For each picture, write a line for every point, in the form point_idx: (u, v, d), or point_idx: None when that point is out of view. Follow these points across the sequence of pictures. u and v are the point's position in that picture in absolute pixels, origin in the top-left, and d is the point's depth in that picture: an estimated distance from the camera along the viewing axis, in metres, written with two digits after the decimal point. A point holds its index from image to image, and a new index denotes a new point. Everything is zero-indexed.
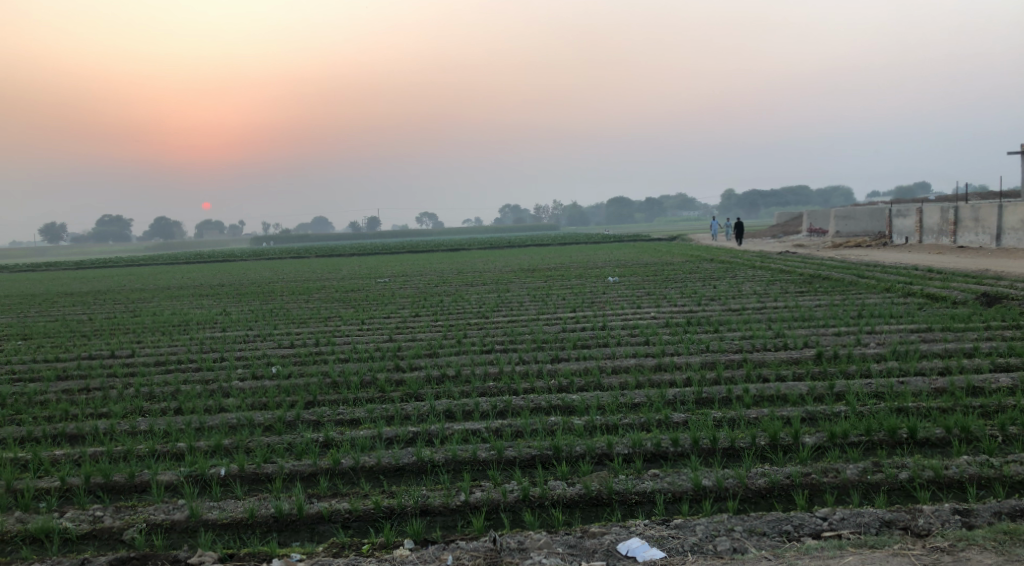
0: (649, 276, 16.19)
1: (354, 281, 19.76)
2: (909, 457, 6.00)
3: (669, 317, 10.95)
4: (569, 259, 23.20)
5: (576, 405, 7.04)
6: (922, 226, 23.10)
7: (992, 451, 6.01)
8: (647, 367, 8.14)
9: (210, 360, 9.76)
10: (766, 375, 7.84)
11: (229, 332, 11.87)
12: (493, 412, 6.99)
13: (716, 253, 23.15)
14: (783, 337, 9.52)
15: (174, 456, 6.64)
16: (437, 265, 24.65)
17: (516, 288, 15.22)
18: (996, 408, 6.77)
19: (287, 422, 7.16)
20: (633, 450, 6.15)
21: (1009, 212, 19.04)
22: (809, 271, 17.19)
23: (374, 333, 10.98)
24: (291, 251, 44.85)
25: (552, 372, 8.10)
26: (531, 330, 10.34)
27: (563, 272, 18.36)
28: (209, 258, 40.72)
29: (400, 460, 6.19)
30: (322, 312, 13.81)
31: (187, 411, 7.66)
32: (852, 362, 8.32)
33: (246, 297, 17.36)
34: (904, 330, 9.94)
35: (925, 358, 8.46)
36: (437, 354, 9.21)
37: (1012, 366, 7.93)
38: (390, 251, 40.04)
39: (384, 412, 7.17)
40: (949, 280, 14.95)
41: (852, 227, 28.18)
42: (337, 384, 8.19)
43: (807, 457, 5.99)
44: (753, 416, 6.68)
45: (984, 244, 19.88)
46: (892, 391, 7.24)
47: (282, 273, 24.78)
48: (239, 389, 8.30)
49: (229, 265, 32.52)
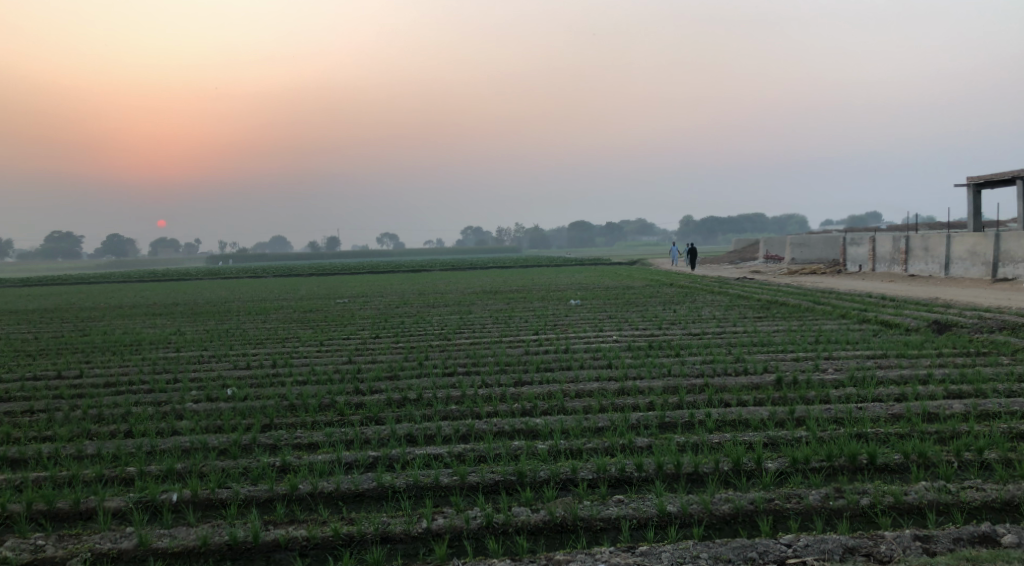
0: (611, 300, 16.20)
1: (313, 302, 19.48)
2: (870, 483, 6.02)
3: (631, 341, 10.94)
4: (530, 282, 23.19)
5: (539, 429, 6.97)
6: (874, 254, 23.50)
7: (949, 476, 6.06)
8: (610, 391, 8.09)
9: (162, 382, 9.49)
10: (727, 400, 7.84)
11: (182, 353, 11.57)
12: (455, 436, 6.88)
13: (675, 278, 23.28)
14: (743, 362, 9.55)
15: (123, 482, 6.42)
16: (396, 286, 24.44)
17: (478, 310, 15.12)
18: (952, 433, 6.84)
19: (242, 446, 6.98)
20: (597, 476, 6.09)
21: (957, 241, 19.47)
22: (767, 298, 17.36)
23: (334, 355, 10.79)
24: (247, 270, 44.30)
25: (515, 396, 8.01)
26: (493, 353, 10.24)
27: (524, 294, 18.30)
28: (163, 277, 39.92)
29: (360, 486, 6.04)
30: (279, 333, 13.56)
31: (137, 434, 7.43)
32: (811, 388, 8.35)
33: (201, 317, 17.00)
34: (860, 356, 10.04)
35: (882, 384, 8.53)
36: (398, 377, 9.06)
37: (965, 392, 8.04)
38: (350, 271, 39.70)
39: (343, 435, 7.02)
40: (902, 307, 15.19)
41: (807, 254, 28.60)
42: (295, 407, 8.01)
43: (770, 483, 5.97)
44: (716, 441, 6.67)
45: (934, 273, 20.27)
46: (851, 417, 7.28)
47: (238, 293, 24.37)
48: (193, 412, 8.08)
49: (183, 284, 31.99)
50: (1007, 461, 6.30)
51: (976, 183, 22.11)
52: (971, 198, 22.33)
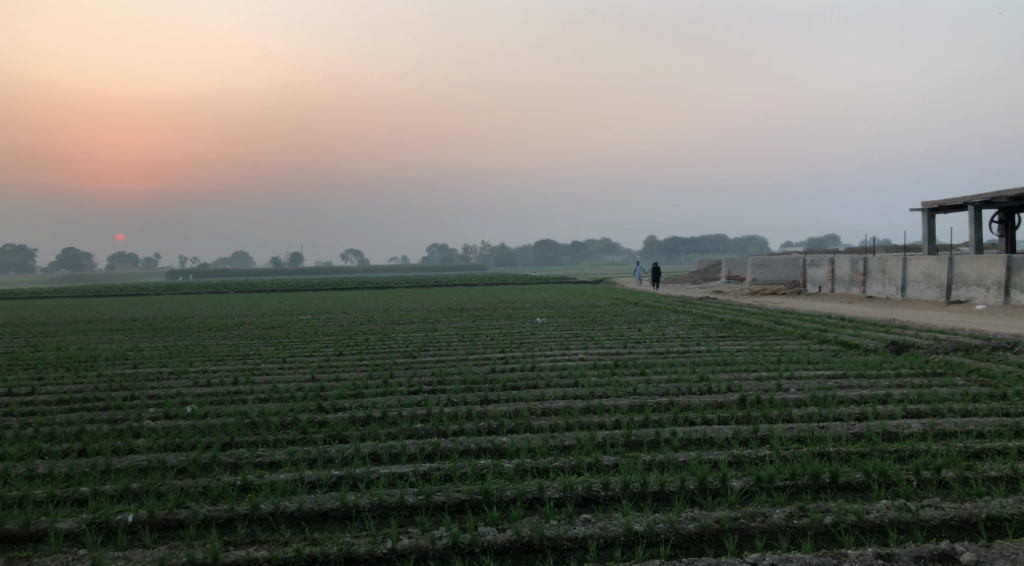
0: (576, 318, 16.22)
1: (275, 318, 19.24)
2: (833, 501, 6.06)
3: (596, 359, 10.95)
4: (495, 300, 23.15)
5: (506, 448, 6.93)
6: (833, 276, 23.85)
7: (910, 495, 6.13)
8: (576, 410, 8.07)
9: (119, 399, 9.29)
10: (692, 419, 7.87)
11: (140, 370, 11.34)
12: (420, 454, 6.81)
13: (639, 297, 23.39)
14: (707, 381, 9.60)
15: (76, 502, 6.25)
16: (360, 302, 24.24)
17: (443, 327, 15.05)
18: (911, 453, 6.93)
19: (202, 465, 6.84)
20: (564, 495, 6.06)
21: (913, 264, 19.85)
22: (730, 317, 17.51)
23: (296, 373, 10.65)
24: (208, 285, 43.72)
25: (482, 414, 7.97)
26: (459, 370, 10.17)
27: (490, 312, 18.26)
28: (120, 291, 39.21)
29: (323, 506, 5.95)
30: (241, 349, 13.35)
31: (93, 452, 7.25)
32: (774, 407, 8.41)
33: (160, 333, 16.72)
34: (821, 376, 10.16)
35: (843, 403, 8.63)
36: (363, 395, 8.96)
37: (923, 412, 8.16)
38: (313, 287, 39.36)
39: (306, 454, 6.92)
40: (861, 328, 15.41)
41: (767, 275, 28.94)
42: (256, 425, 7.88)
43: (735, 502, 5.99)
44: (681, 459, 6.68)
45: (891, 295, 20.62)
46: (813, 436, 7.34)
47: (197, 309, 23.97)
48: (151, 430, 7.91)
49: (140, 299, 31.45)
50: (964, 479, 6.40)
51: (931, 207, 22.60)
52: (926, 222, 22.81)
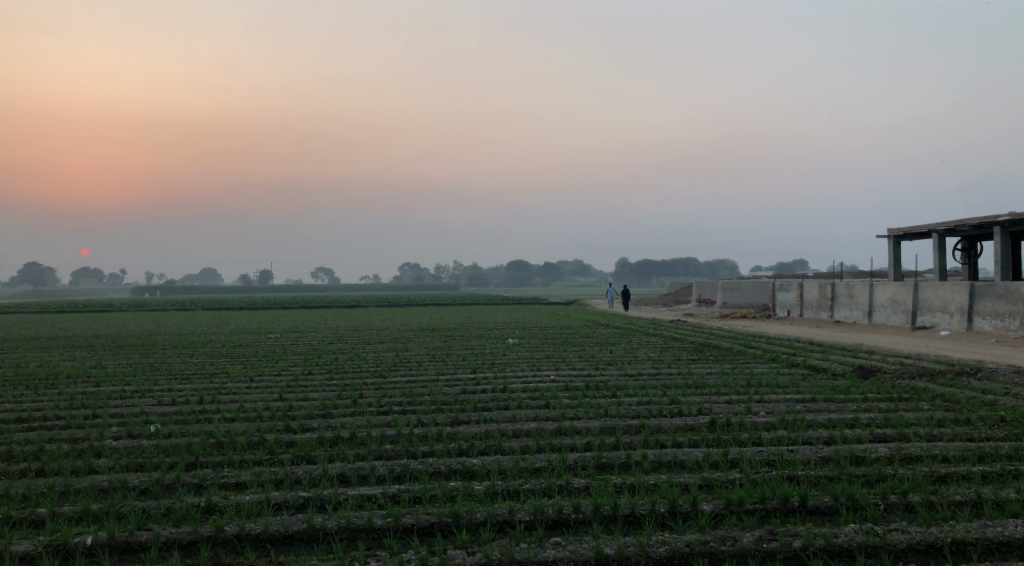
0: (548, 340, 16.18)
1: (243, 337, 18.98)
2: (802, 525, 6.07)
3: (568, 381, 10.93)
4: (466, 320, 23.07)
5: (476, 469, 6.87)
6: (802, 301, 24.08)
7: (877, 519, 6.16)
8: (547, 432, 8.03)
9: (81, 418, 9.09)
10: (663, 442, 7.86)
11: (103, 388, 11.12)
12: (389, 476, 6.73)
13: (611, 320, 23.43)
14: (678, 404, 9.61)
15: (33, 524, 6.10)
16: (330, 322, 24.01)
17: (414, 347, 14.94)
18: (878, 477, 6.97)
19: (165, 485, 6.71)
20: (534, 517, 6.01)
21: (879, 289, 20.11)
22: (700, 340, 17.59)
23: (264, 392, 10.49)
24: (176, 303, 43.22)
25: (452, 435, 7.91)
26: (430, 391, 10.10)
27: (461, 332, 18.18)
28: (85, 307, 38.58)
29: (290, 528, 5.85)
30: (207, 368, 13.14)
31: (51, 473, 7.08)
32: (744, 430, 8.44)
33: (125, 351, 16.42)
34: (790, 400, 10.21)
35: (811, 427, 8.67)
36: (331, 415, 8.85)
37: (889, 436, 8.23)
38: (282, 305, 39.08)
39: (272, 475, 6.81)
40: (829, 352, 15.54)
41: (737, 299, 29.15)
42: (222, 445, 7.76)
43: (705, 525, 5.98)
44: (652, 482, 6.67)
45: (858, 319, 20.84)
46: (782, 459, 7.37)
47: (164, 326, 23.62)
48: (113, 449, 7.75)
49: (103, 316, 30.93)
50: (930, 503, 6.44)
51: (896, 234, 22.94)
52: (892, 248, 23.14)
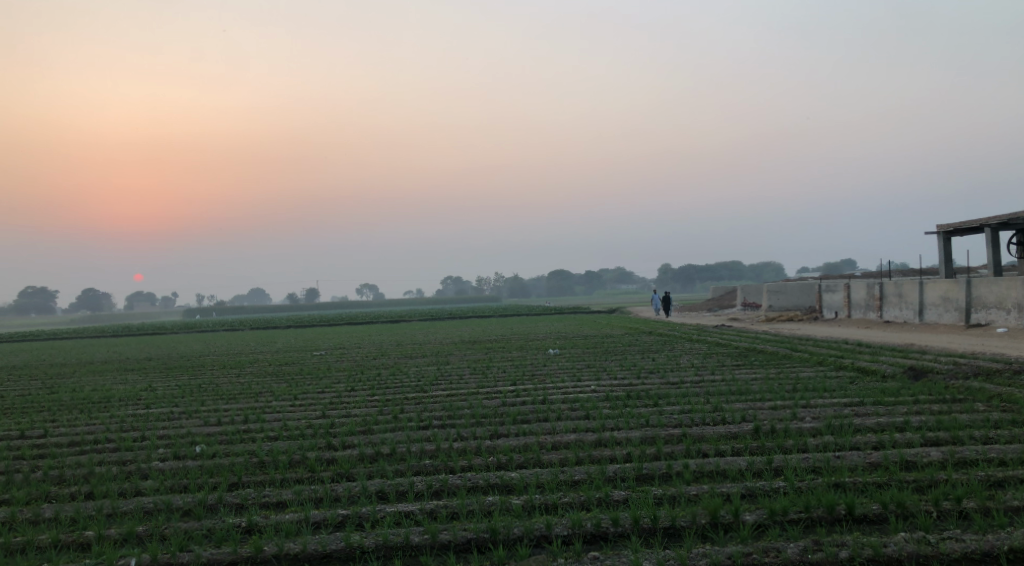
0: (589, 349, 16.07)
1: (289, 355, 19.24)
2: (848, 535, 5.92)
3: (608, 391, 10.82)
4: (508, 332, 23.08)
5: (514, 483, 6.84)
6: (850, 301, 23.63)
7: (928, 527, 5.98)
8: (587, 443, 7.97)
9: (129, 440, 9.25)
10: (705, 451, 7.74)
11: (153, 410, 11.31)
12: (427, 492, 6.74)
13: (654, 326, 23.23)
14: (721, 411, 9.46)
15: (80, 547, 6.21)
16: (374, 337, 24.18)
17: (455, 360, 14.96)
18: (930, 482, 6.77)
19: (207, 506, 6.79)
20: (572, 531, 5.96)
21: (930, 287, 19.65)
22: (745, 345, 17.32)
23: (307, 410, 10.57)
24: (225, 323, 44.12)
25: (490, 449, 7.88)
26: (470, 404, 10.08)
27: (503, 344, 18.16)
28: (137, 330, 39.65)
29: (328, 547, 5.88)
30: (253, 387, 13.30)
31: (100, 495, 7.22)
32: (789, 437, 8.27)
33: (174, 372, 16.71)
34: (838, 404, 9.98)
35: (859, 432, 8.47)
36: (372, 432, 8.89)
37: (942, 440, 8.00)
38: (328, 322, 39.58)
39: (312, 493, 6.85)
40: (879, 354, 15.18)
41: (784, 302, 28.72)
42: (265, 464, 7.83)
43: (747, 536, 5.87)
44: (693, 493, 6.56)
45: (908, 319, 20.37)
46: (829, 466, 7.21)
47: (212, 346, 24.00)
48: (159, 471, 7.87)
49: (155, 339, 31.66)
50: (986, 510, 6.24)
51: (947, 230, 22.43)
52: (943, 245, 22.62)
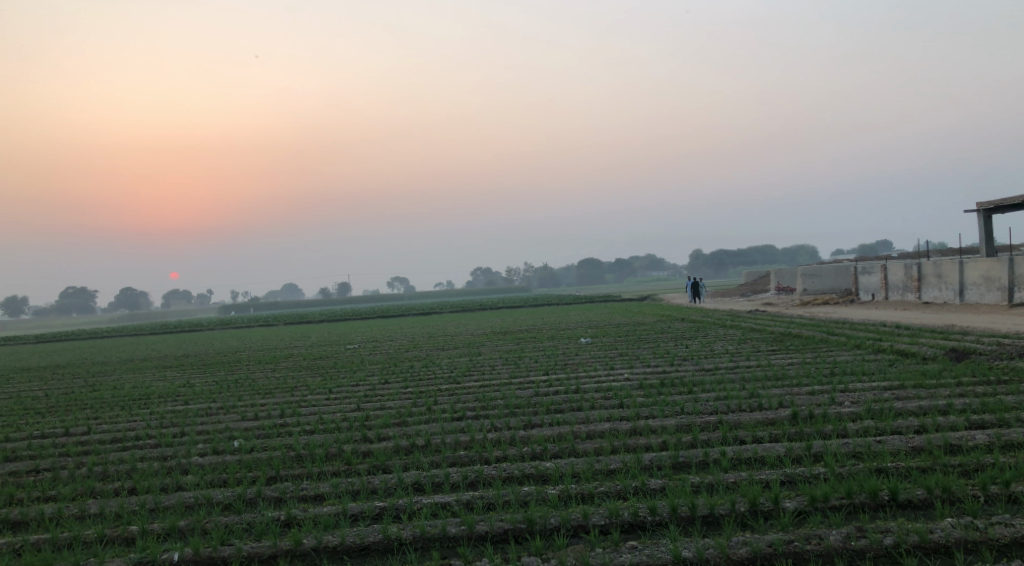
0: (622, 337, 15.97)
1: (323, 349, 19.38)
2: (893, 521, 5.82)
3: (642, 379, 10.75)
4: (540, 321, 23.04)
5: (550, 473, 6.81)
6: (887, 283, 23.26)
7: (976, 512, 5.86)
8: (622, 432, 7.92)
9: (169, 436, 9.36)
10: (742, 438, 7.66)
11: (191, 406, 11.44)
12: (463, 483, 6.74)
13: (687, 313, 23.04)
14: (758, 397, 9.35)
15: (124, 541, 6.29)
16: (406, 330, 24.27)
17: (488, 351, 14.96)
18: (976, 466, 6.63)
19: (247, 500, 6.85)
20: (609, 521, 5.92)
21: (970, 267, 19.30)
22: (779, 330, 17.12)
23: (341, 403, 10.62)
24: (260, 319, 44.56)
25: (525, 439, 7.85)
26: (504, 395, 10.07)
27: (535, 334, 18.13)
28: (175, 328, 40.10)
29: (366, 539, 5.90)
30: (289, 381, 13.41)
31: (142, 491, 7.32)
32: (828, 422, 8.15)
33: (211, 368, 16.89)
34: (877, 388, 9.82)
35: (900, 416, 8.33)
36: (407, 424, 8.90)
37: (987, 422, 7.83)
38: (361, 316, 39.79)
39: (349, 485, 6.88)
40: (918, 336, 14.92)
41: (819, 285, 28.36)
42: (301, 457, 7.88)
43: (788, 523, 5.79)
44: (731, 480, 6.49)
45: (948, 300, 20.02)
46: (870, 451, 7.09)
47: (248, 342, 24.24)
48: (199, 466, 7.95)
49: (192, 336, 32.07)
50: None
51: (986, 208, 21.99)
52: (982, 223, 22.18)
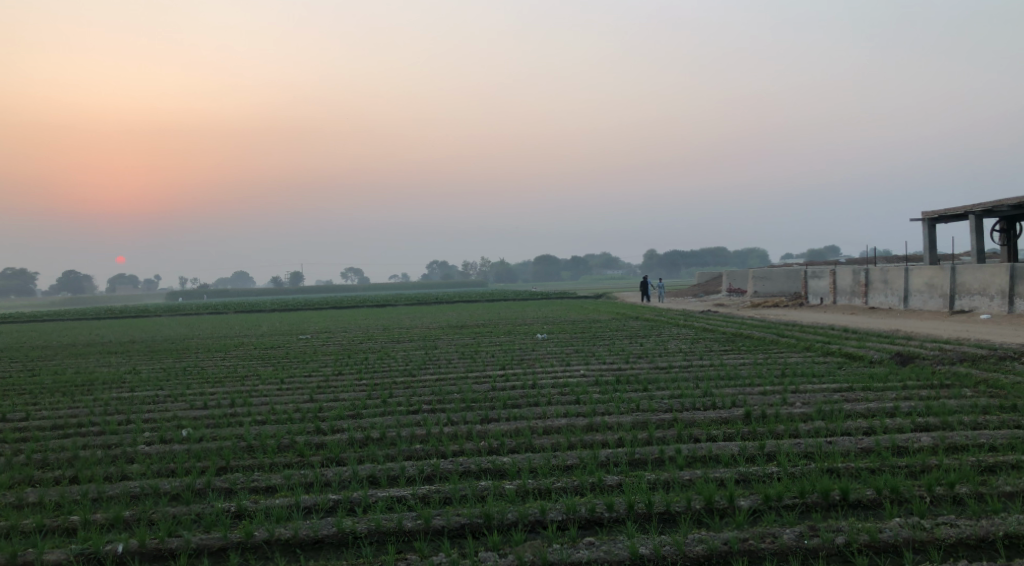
0: (578, 334, 15.99)
1: (274, 338, 19.06)
2: (844, 521, 5.89)
3: (598, 375, 10.77)
4: (494, 316, 23.00)
5: (507, 468, 6.77)
6: (836, 288, 23.65)
7: (923, 512, 5.96)
8: (579, 428, 7.91)
9: (114, 424, 9.10)
10: (697, 436, 7.70)
11: (137, 393, 11.15)
12: (419, 477, 6.66)
13: (640, 312, 23.16)
14: (712, 396, 9.43)
15: (66, 532, 6.09)
16: (360, 321, 24.03)
17: (444, 345, 14.87)
18: (922, 468, 6.76)
19: (196, 491, 6.68)
20: (566, 517, 5.90)
21: (915, 274, 19.71)
22: (732, 330, 17.30)
23: (294, 394, 10.45)
24: (209, 307, 43.78)
25: (482, 434, 7.80)
26: (459, 389, 10.00)
27: (491, 328, 18.10)
28: (120, 313, 39.28)
29: (319, 532, 5.79)
30: (239, 371, 13.15)
31: (85, 479, 7.10)
32: (780, 422, 8.24)
33: (158, 355, 16.51)
34: (827, 390, 9.97)
35: (850, 417, 8.45)
36: (361, 416, 8.78)
37: (932, 425, 7.99)
38: (313, 306, 39.29)
39: (302, 478, 6.75)
40: (865, 339, 15.20)
41: (769, 287, 28.76)
42: (253, 448, 7.72)
43: (743, 522, 5.83)
44: (687, 478, 6.52)
45: (893, 306, 20.44)
46: (821, 451, 7.18)
47: (197, 330, 23.77)
48: (145, 455, 7.74)
49: (138, 322, 31.33)
50: (979, 495, 6.23)
51: (931, 218, 22.52)
52: (927, 232, 22.70)
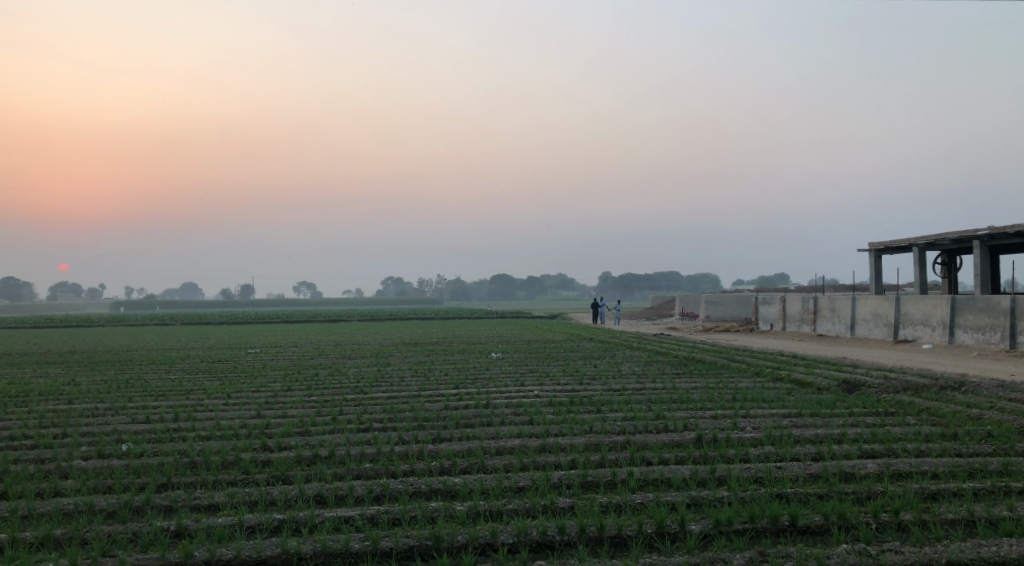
0: (532, 354, 15.93)
1: (222, 352, 18.65)
2: (793, 546, 5.91)
3: (552, 396, 10.71)
4: (448, 334, 22.81)
5: (458, 489, 6.67)
6: (785, 314, 23.98)
7: (869, 539, 6.01)
8: (531, 449, 7.84)
9: (48, 438, 8.77)
10: (649, 459, 7.69)
11: (76, 406, 10.78)
12: (367, 497, 6.53)
13: (595, 333, 23.18)
14: (663, 419, 9.44)
15: None
16: (311, 336, 23.62)
17: (396, 362, 14.70)
18: (868, 494, 6.81)
19: (134, 508, 6.46)
20: (517, 540, 5.83)
21: (862, 303, 20.07)
22: (684, 354, 17.40)
23: (240, 409, 10.20)
24: (157, 317, 42.92)
25: (433, 453, 7.69)
26: (411, 407, 9.88)
27: (445, 346, 17.96)
28: (61, 321, 38.20)
29: (263, 553, 5.64)
30: (184, 385, 12.82)
31: (14, 495, 6.82)
32: (730, 447, 8.26)
33: (100, 366, 16.02)
34: (776, 415, 10.03)
35: (798, 443, 8.52)
36: (309, 434, 8.60)
37: (878, 452, 8.08)
38: (265, 320, 38.81)
39: (246, 496, 6.58)
40: (813, 366, 15.39)
41: (720, 312, 29.06)
42: (196, 464, 7.51)
43: (694, 547, 5.82)
44: (638, 501, 6.49)
45: (840, 333, 20.76)
46: (770, 476, 7.21)
47: (143, 341, 23.19)
48: (81, 470, 7.48)
49: (80, 331, 30.46)
50: (922, 522, 6.30)
51: (877, 249, 22.99)
52: (873, 263, 23.17)
